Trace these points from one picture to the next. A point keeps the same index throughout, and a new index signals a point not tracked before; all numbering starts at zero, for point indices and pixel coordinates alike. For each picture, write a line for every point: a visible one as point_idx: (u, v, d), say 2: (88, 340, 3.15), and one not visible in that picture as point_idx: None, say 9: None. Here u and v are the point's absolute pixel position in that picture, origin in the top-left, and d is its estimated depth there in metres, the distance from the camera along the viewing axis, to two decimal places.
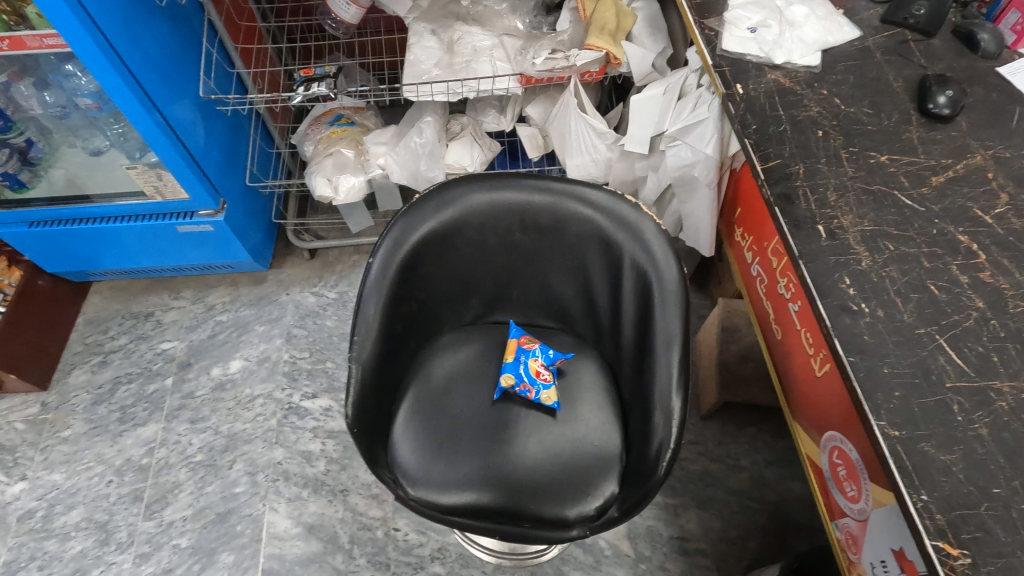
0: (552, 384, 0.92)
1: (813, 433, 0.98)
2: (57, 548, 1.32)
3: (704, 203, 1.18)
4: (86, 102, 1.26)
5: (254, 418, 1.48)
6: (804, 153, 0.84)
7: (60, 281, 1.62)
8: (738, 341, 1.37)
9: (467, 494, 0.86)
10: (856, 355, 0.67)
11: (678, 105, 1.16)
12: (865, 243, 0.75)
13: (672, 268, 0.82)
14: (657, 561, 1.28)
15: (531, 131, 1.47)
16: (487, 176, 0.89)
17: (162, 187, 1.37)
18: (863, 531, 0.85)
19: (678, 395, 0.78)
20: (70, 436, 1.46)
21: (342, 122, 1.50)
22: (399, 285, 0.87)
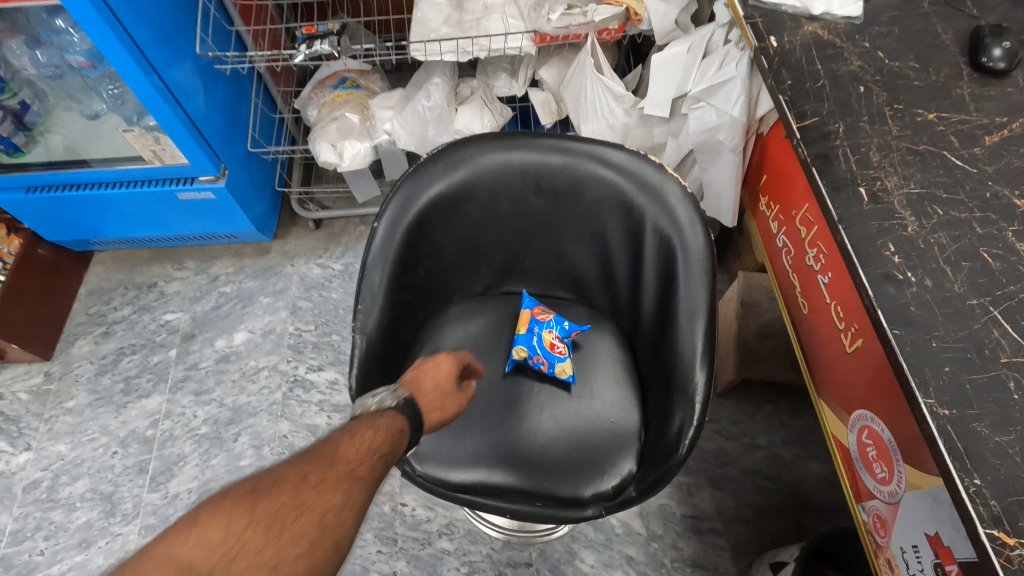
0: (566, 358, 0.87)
1: (840, 411, 0.93)
2: (63, 518, 1.31)
3: (728, 169, 1.12)
4: (77, 60, 1.18)
5: (259, 391, 1.45)
6: (844, 110, 0.78)
7: (62, 250, 1.59)
8: (757, 316, 1.32)
9: (476, 471, 0.82)
10: (901, 327, 0.61)
11: (704, 63, 1.09)
12: (911, 207, 0.69)
13: (698, 235, 0.76)
14: (669, 539, 1.25)
15: (545, 96, 1.38)
16: (499, 136, 0.83)
17: (160, 152, 1.32)
18: (894, 514, 0.81)
19: (702, 370, 0.73)
20: (75, 406, 1.44)
21: (347, 85, 1.44)
22: (405, 252, 0.82)
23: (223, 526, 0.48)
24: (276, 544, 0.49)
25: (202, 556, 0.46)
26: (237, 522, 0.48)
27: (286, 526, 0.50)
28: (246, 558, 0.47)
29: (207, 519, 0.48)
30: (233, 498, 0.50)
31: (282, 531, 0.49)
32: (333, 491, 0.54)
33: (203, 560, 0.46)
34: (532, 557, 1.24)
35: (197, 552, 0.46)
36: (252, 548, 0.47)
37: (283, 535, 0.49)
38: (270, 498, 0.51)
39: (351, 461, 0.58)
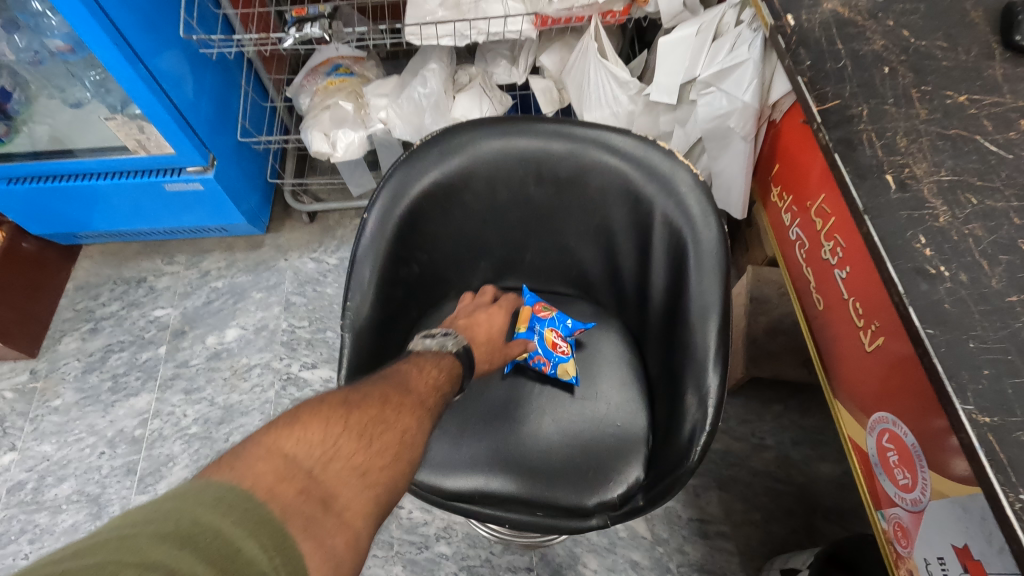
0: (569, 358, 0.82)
1: (858, 413, 0.88)
2: (48, 521, 1.26)
3: (738, 157, 1.07)
4: (57, 44, 1.12)
5: (251, 389, 1.41)
6: (868, 92, 0.72)
7: (48, 245, 1.54)
8: (767, 312, 1.27)
9: (474, 478, 0.77)
10: (934, 327, 0.56)
11: (714, 46, 1.03)
12: (942, 195, 0.64)
13: (711, 227, 0.71)
14: (675, 543, 1.21)
15: (546, 84, 1.32)
16: (498, 121, 0.78)
17: (145, 141, 1.26)
18: (917, 524, 0.76)
19: (715, 372, 0.68)
20: (61, 405, 1.40)
21: (341, 72, 1.38)
22: (398, 245, 0.77)
23: (321, 430, 0.53)
24: (367, 452, 0.54)
25: (305, 453, 0.51)
26: (332, 429, 0.54)
27: (374, 437, 0.56)
28: (341, 461, 0.52)
29: (305, 424, 0.53)
30: (327, 408, 0.56)
31: (371, 441, 0.55)
32: (410, 414, 0.61)
33: (306, 457, 0.50)
34: (532, 561, 1.19)
35: (300, 449, 0.51)
36: (347, 451, 0.53)
37: (372, 444, 0.55)
38: (359, 413, 0.57)
39: (423, 391, 0.64)
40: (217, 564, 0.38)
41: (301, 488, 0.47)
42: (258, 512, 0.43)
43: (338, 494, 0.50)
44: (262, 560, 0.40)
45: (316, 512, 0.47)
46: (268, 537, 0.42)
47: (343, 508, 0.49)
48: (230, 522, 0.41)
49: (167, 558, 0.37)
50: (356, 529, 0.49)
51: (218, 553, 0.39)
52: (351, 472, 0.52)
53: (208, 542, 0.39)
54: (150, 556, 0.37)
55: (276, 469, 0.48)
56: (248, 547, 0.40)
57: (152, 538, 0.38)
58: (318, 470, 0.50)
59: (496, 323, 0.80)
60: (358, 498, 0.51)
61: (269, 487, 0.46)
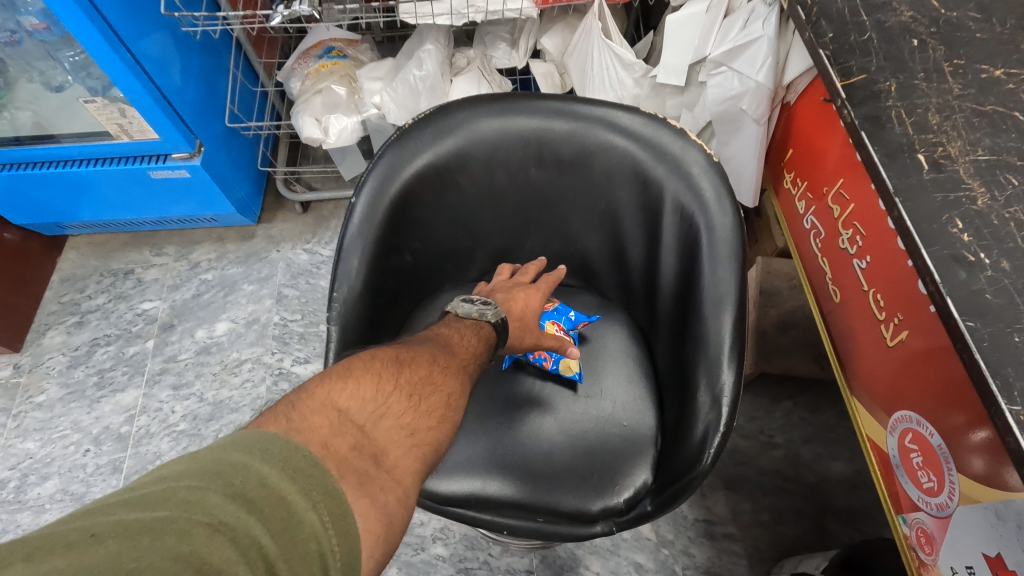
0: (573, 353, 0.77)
1: (877, 412, 0.83)
2: (31, 521, 1.22)
3: (750, 141, 1.01)
4: (31, 22, 1.07)
5: (241, 384, 1.36)
6: (896, 66, 0.67)
7: (31, 235, 1.49)
8: (778, 305, 1.22)
9: (470, 481, 0.73)
10: (975, 319, 0.51)
11: (726, 23, 0.98)
12: (979, 176, 0.58)
13: (725, 212, 0.66)
14: (680, 546, 1.16)
15: (547, 68, 1.28)
16: (496, 98, 0.73)
17: (127, 126, 1.21)
18: (943, 530, 0.71)
19: (730, 369, 0.63)
20: (45, 401, 1.35)
21: (333, 55, 1.32)
22: (388, 232, 0.72)
23: (372, 388, 0.53)
24: (414, 412, 0.54)
25: (357, 408, 0.51)
26: (383, 388, 0.54)
27: (421, 399, 0.55)
28: (391, 418, 0.52)
29: (357, 380, 0.53)
30: (378, 366, 0.55)
31: (418, 402, 0.55)
32: (456, 378, 0.60)
33: (359, 413, 0.50)
34: (532, 564, 1.15)
35: (353, 404, 0.51)
36: (397, 410, 0.53)
37: (420, 404, 0.55)
38: (408, 372, 0.57)
39: (465, 356, 0.64)
40: (277, 540, 0.37)
41: (355, 444, 0.47)
42: (322, 476, 0.42)
43: (388, 451, 0.49)
44: (321, 537, 0.39)
45: (368, 467, 0.46)
46: (331, 509, 0.40)
47: (393, 465, 0.49)
48: (294, 489, 0.40)
49: (229, 526, 0.36)
50: (406, 486, 0.49)
51: (278, 528, 0.37)
52: (400, 431, 0.51)
53: (271, 511, 0.38)
54: (213, 519, 0.36)
55: (330, 422, 0.47)
56: (308, 521, 0.39)
57: (218, 496, 0.37)
58: (369, 426, 0.50)
59: (533, 304, 0.73)
60: (407, 456, 0.51)
61: (326, 442, 0.45)
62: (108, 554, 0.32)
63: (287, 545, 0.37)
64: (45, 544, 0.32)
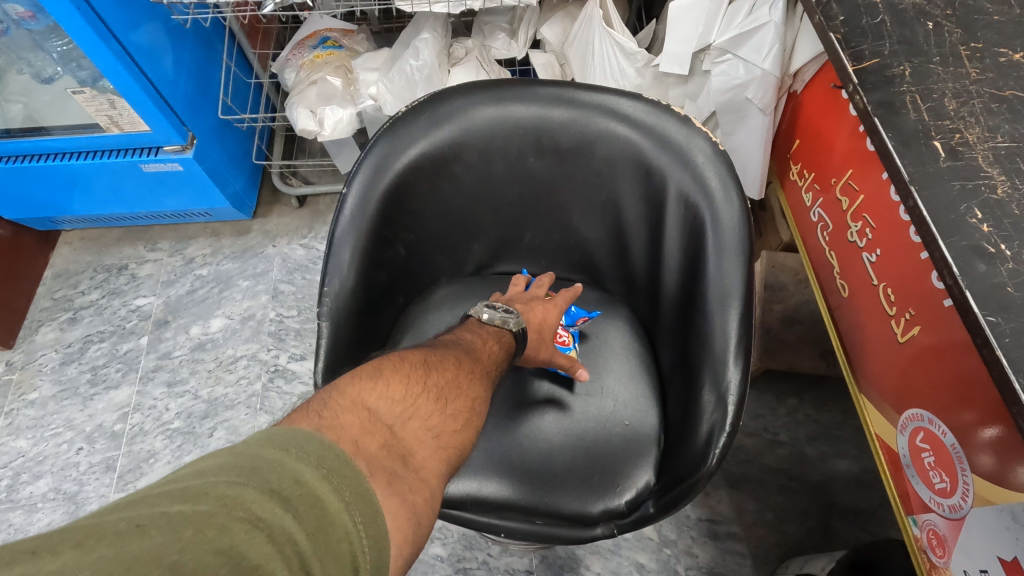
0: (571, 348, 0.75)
1: (887, 410, 0.81)
2: (23, 520, 1.20)
3: (757, 131, 0.98)
4: (17, 9, 1.02)
5: (236, 381, 1.34)
6: (910, 50, 0.64)
7: (23, 229, 1.47)
8: (783, 300, 1.19)
9: (466, 481, 0.70)
10: (997, 314, 0.48)
11: (731, 9, 0.95)
12: (999, 163, 0.56)
13: (731, 202, 0.63)
14: (683, 545, 1.14)
15: (547, 59, 1.24)
16: (493, 85, 0.70)
17: (117, 118, 1.18)
18: (956, 532, 0.69)
19: (736, 365, 0.60)
20: (38, 399, 1.33)
21: (328, 45, 1.29)
22: (381, 223, 0.70)
23: (402, 388, 0.51)
24: (441, 414, 0.52)
25: (386, 408, 0.49)
26: (411, 389, 0.52)
27: (449, 401, 0.53)
28: (419, 420, 0.50)
29: (385, 380, 0.51)
30: (405, 366, 0.54)
31: (446, 403, 0.53)
32: (480, 383, 0.58)
33: (387, 413, 0.48)
34: (532, 564, 1.13)
35: (382, 403, 0.49)
36: (425, 411, 0.51)
37: (448, 407, 0.53)
38: (436, 374, 0.55)
39: (489, 361, 0.62)
40: (312, 541, 0.35)
41: (384, 443, 0.45)
42: (355, 477, 0.40)
43: (415, 452, 0.48)
44: (354, 540, 0.37)
45: (397, 467, 0.44)
46: (365, 511, 0.39)
47: (421, 466, 0.47)
48: (329, 488, 0.38)
49: (267, 524, 0.34)
50: (432, 489, 0.47)
51: (314, 529, 0.36)
52: (427, 432, 0.50)
53: (305, 511, 0.36)
54: (251, 516, 0.34)
55: (360, 421, 0.46)
56: (343, 523, 0.37)
57: (257, 492, 0.35)
58: (397, 427, 0.48)
59: (551, 319, 0.71)
60: (433, 459, 0.49)
61: (358, 440, 0.44)
62: (150, 546, 0.31)
63: (321, 547, 0.35)
64: (91, 533, 0.31)
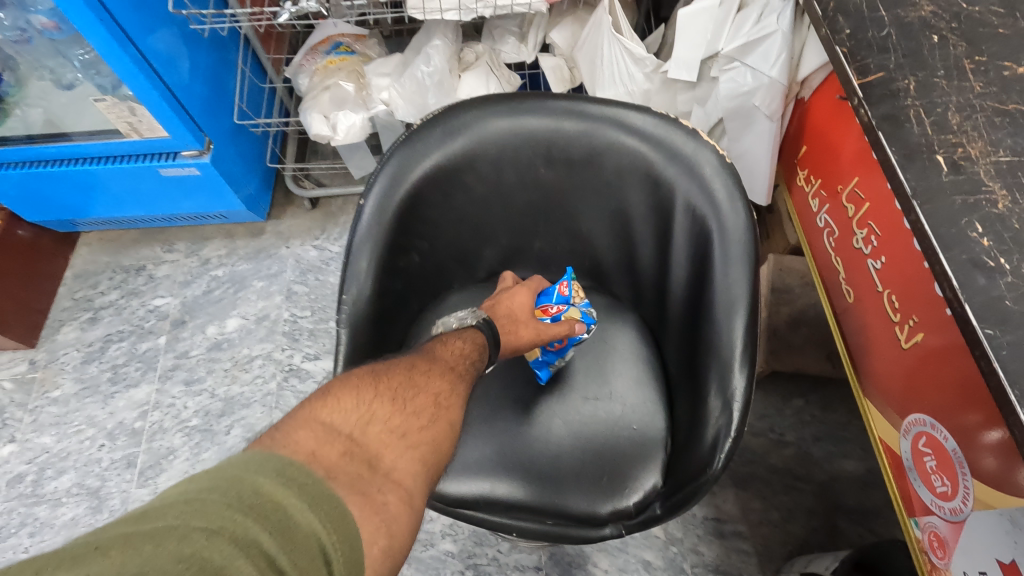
0: (569, 305, 0.76)
1: (891, 414, 0.82)
2: (48, 514, 1.24)
3: (764, 138, 1.00)
4: (41, 21, 1.07)
5: (252, 380, 1.37)
6: (915, 63, 0.65)
7: (43, 231, 1.50)
8: (789, 303, 1.20)
9: (481, 482, 0.73)
10: (994, 327, 0.50)
11: (739, 17, 0.96)
12: (1001, 178, 0.57)
13: (738, 213, 0.65)
14: (689, 543, 1.16)
15: (556, 62, 1.26)
16: (505, 98, 0.72)
17: (137, 124, 1.21)
18: (957, 534, 0.70)
19: (742, 373, 0.62)
20: (60, 397, 1.37)
21: (341, 50, 1.32)
22: (396, 232, 0.72)
23: (353, 399, 0.53)
24: (402, 414, 0.54)
25: (341, 420, 0.50)
26: (364, 397, 0.53)
27: (407, 401, 0.55)
28: (380, 423, 0.52)
29: (336, 395, 0.52)
30: (355, 378, 0.55)
31: (404, 403, 0.55)
32: (442, 380, 0.60)
33: (344, 424, 0.50)
34: (541, 561, 1.15)
35: (336, 416, 0.50)
36: (383, 414, 0.52)
37: (407, 406, 0.55)
38: (387, 379, 0.57)
39: (453, 359, 0.64)
40: (278, 540, 0.37)
41: (345, 451, 0.47)
42: (315, 482, 0.42)
43: (383, 457, 0.50)
44: (321, 536, 0.39)
45: (363, 473, 0.47)
46: (329, 512, 0.41)
47: (391, 469, 0.49)
48: (292, 495, 0.40)
49: (232, 529, 0.36)
50: (408, 488, 0.49)
51: (279, 529, 0.38)
52: (390, 435, 0.51)
53: (268, 515, 0.38)
54: (216, 523, 0.36)
55: (316, 435, 0.47)
56: (307, 522, 0.39)
57: (221, 502, 0.38)
58: (357, 434, 0.50)
59: (522, 297, 0.77)
60: (405, 460, 0.51)
61: (317, 450, 0.46)
62: (111, 565, 0.33)
63: (287, 544, 0.37)
64: (53, 560, 0.33)
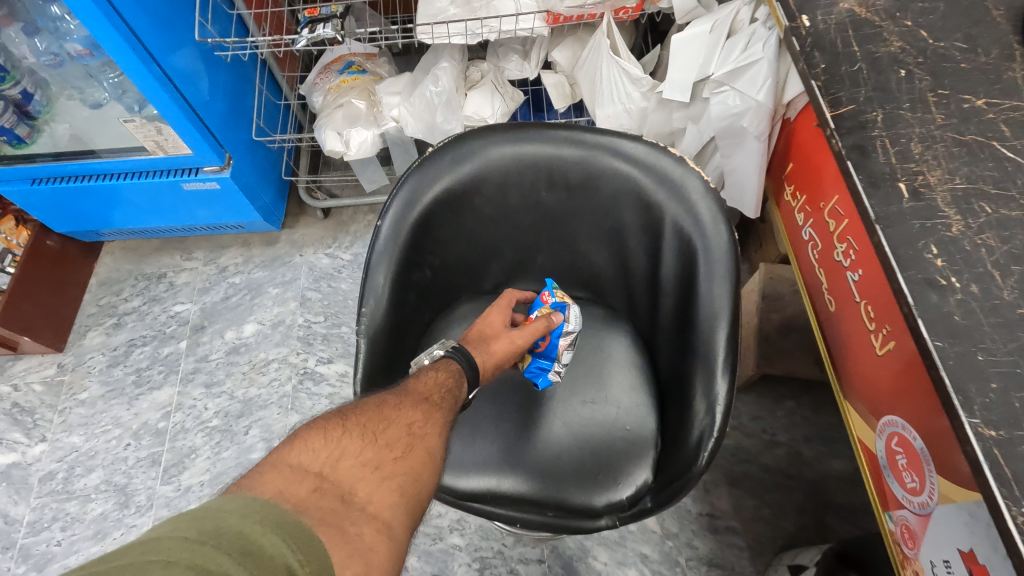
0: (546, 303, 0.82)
1: (868, 416, 0.88)
2: (78, 509, 1.31)
3: (752, 156, 1.06)
4: (75, 48, 1.15)
5: (269, 383, 1.44)
6: (883, 97, 0.71)
7: (70, 241, 1.58)
8: (780, 310, 1.27)
9: (488, 477, 0.80)
10: (944, 339, 0.56)
11: (728, 44, 1.02)
12: (956, 204, 0.63)
13: (721, 234, 0.71)
14: (685, 538, 1.22)
15: (558, 79, 1.33)
16: (509, 127, 0.79)
17: (163, 142, 1.28)
18: (925, 527, 0.76)
19: (724, 378, 0.68)
20: (87, 398, 1.45)
21: (353, 70, 1.39)
22: (410, 250, 0.79)
23: (321, 439, 0.55)
24: (373, 447, 0.56)
25: (310, 458, 0.53)
26: (334, 436, 0.56)
27: (378, 434, 0.57)
28: (350, 458, 0.54)
29: (305, 438, 0.55)
30: (323, 421, 0.57)
31: (375, 437, 0.57)
32: (414, 411, 0.62)
33: (313, 462, 0.52)
34: (544, 554, 1.22)
35: (304, 456, 0.53)
36: (353, 450, 0.55)
37: (378, 440, 0.57)
38: (355, 417, 0.59)
39: (428, 390, 0.66)
40: (244, 565, 0.40)
41: (315, 488, 0.50)
42: (280, 512, 0.45)
43: (357, 490, 0.52)
44: (287, 557, 0.42)
45: (336, 507, 0.49)
46: (293, 535, 0.43)
47: (366, 502, 0.51)
48: (255, 523, 0.43)
49: (197, 561, 0.39)
50: (384, 519, 0.51)
51: (244, 555, 0.40)
52: (363, 469, 0.54)
53: (231, 546, 0.41)
54: (180, 557, 0.39)
55: (285, 475, 0.50)
56: (272, 545, 0.42)
57: (184, 536, 0.40)
58: (328, 471, 0.52)
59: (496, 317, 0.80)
60: (380, 491, 0.53)
61: (286, 489, 0.48)
62: None
63: (253, 568, 0.40)
64: None
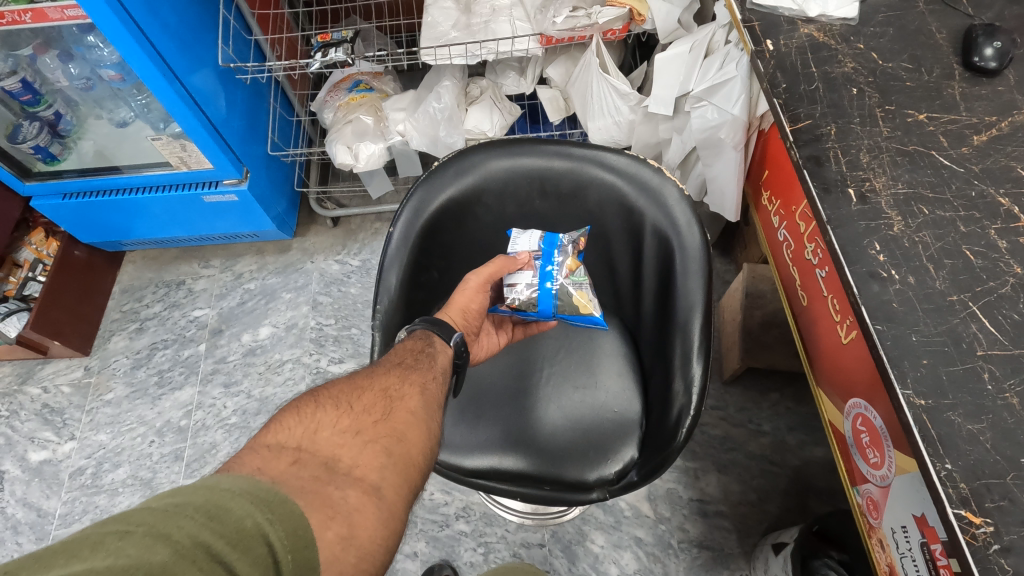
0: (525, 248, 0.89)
1: (838, 400, 0.97)
2: (107, 502, 1.40)
3: (730, 165, 1.15)
4: (108, 74, 1.25)
5: (284, 382, 1.53)
6: (836, 112, 0.81)
7: (95, 251, 1.67)
8: (762, 306, 1.36)
9: (489, 458, 0.88)
10: (882, 323, 0.66)
11: (706, 63, 1.12)
12: (897, 207, 0.73)
13: (694, 235, 0.80)
14: (676, 521, 1.30)
15: (553, 93, 1.43)
16: (506, 143, 0.88)
17: (187, 158, 1.36)
18: (885, 496, 0.84)
19: (699, 363, 0.77)
20: (114, 398, 1.54)
21: (361, 88, 1.49)
22: (420, 253, 0.88)
23: (295, 418, 0.59)
24: (351, 416, 0.60)
25: (287, 436, 0.56)
26: (308, 412, 0.60)
27: (353, 403, 0.62)
28: (328, 429, 0.58)
29: (280, 421, 0.58)
30: (298, 403, 0.61)
31: (351, 406, 0.62)
32: (389, 376, 0.68)
33: (291, 438, 0.56)
34: (544, 538, 1.31)
35: (281, 436, 0.56)
36: (329, 421, 0.59)
37: (354, 407, 0.62)
38: (327, 394, 0.63)
39: (404, 357, 0.72)
40: (209, 528, 0.41)
41: (295, 460, 0.53)
42: (249, 481, 0.46)
43: (341, 457, 0.56)
44: (256, 517, 0.43)
45: (319, 474, 0.52)
46: (262, 498, 0.44)
47: (351, 467, 0.55)
48: (222, 489, 0.44)
49: (156, 528, 0.39)
50: (370, 481, 0.54)
51: (209, 518, 0.41)
52: (343, 435, 0.58)
53: (197, 511, 0.41)
54: (139, 527, 0.39)
55: (266, 454, 0.53)
56: (239, 507, 0.43)
57: (143, 508, 0.41)
58: (308, 443, 0.56)
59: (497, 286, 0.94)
60: (364, 454, 0.57)
61: (264, 465, 0.51)
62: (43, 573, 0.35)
63: (220, 530, 0.41)
64: None
